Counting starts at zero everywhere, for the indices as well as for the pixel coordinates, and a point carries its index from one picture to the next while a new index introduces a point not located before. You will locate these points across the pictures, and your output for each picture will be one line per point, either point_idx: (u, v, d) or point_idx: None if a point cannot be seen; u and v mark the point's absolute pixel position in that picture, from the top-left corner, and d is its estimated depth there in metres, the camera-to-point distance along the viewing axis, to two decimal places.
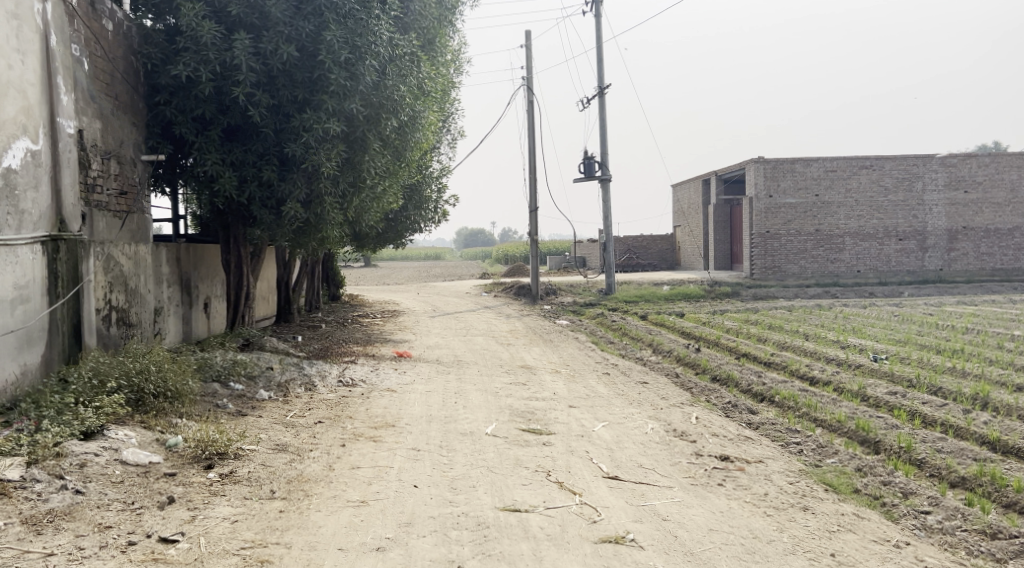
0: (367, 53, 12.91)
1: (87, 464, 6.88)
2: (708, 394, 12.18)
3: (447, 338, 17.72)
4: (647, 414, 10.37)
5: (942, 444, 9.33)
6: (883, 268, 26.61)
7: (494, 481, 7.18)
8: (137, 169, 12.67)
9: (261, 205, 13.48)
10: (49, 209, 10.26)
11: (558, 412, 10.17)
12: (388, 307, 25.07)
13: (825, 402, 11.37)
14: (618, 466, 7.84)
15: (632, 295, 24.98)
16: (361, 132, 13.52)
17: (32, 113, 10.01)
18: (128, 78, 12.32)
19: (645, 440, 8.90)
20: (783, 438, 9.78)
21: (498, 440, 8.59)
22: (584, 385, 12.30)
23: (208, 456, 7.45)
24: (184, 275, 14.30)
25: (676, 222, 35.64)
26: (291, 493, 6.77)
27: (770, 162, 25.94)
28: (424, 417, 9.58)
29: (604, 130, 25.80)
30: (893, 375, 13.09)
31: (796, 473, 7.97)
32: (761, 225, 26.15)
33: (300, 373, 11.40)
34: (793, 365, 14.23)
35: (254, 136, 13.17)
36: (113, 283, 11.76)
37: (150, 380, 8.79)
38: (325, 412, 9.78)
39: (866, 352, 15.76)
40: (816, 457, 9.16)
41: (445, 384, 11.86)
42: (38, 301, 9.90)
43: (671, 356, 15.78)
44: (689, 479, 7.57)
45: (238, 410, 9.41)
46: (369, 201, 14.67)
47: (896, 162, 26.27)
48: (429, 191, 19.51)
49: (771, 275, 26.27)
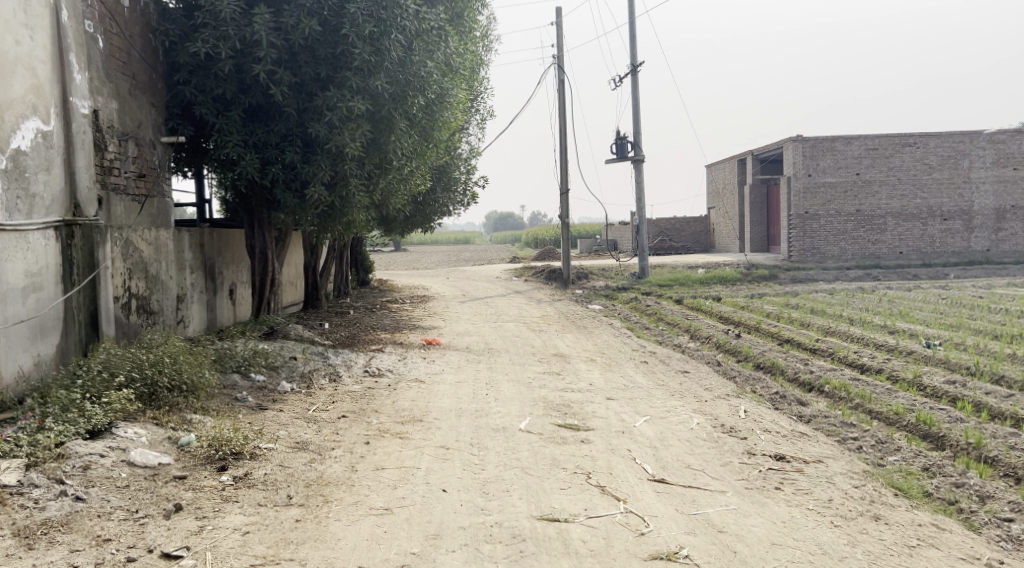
0: (393, 28, 12.30)
1: (90, 466, 6.39)
2: (753, 384, 11.51)
3: (477, 325, 17.15)
4: (692, 407, 9.71)
5: (1015, 440, 8.59)
6: (926, 250, 25.64)
7: (530, 485, 6.59)
8: (157, 151, 12.23)
9: (284, 187, 12.96)
10: (62, 192, 9.79)
11: (595, 405, 9.55)
12: (417, 292, 24.56)
13: (881, 393, 10.66)
14: (664, 467, 7.21)
15: (667, 279, 24.28)
16: (387, 111, 12.87)
17: (44, 92, 9.53)
18: (145, 57, 11.81)
19: (691, 437, 8.26)
20: (839, 433, 9.09)
21: (532, 437, 7.99)
22: (622, 375, 11.67)
23: (221, 456, 6.93)
24: (208, 261, 13.81)
25: (710, 203, 34.81)
26: (309, 500, 6.22)
27: (809, 140, 25.11)
28: (453, 411, 9.01)
29: (637, 108, 25.03)
30: (949, 363, 12.33)
31: (861, 475, 7.29)
32: (800, 206, 25.33)
33: (325, 363, 10.87)
34: (840, 353, 13.48)
35: (276, 116, 12.59)
36: (133, 269, 11.29)
37: (164, 372, 8.28)
38: (349, 405, 9.24)
39: (917, 338, 14.95)
40: (878, 455, 8.47)
41: (476, 374, 11.30)
42: (51, 290, 9.42)
43: (710, 342, 15.10)
44: (744, 483, 6.92)
45: (258, 403, 8.90)
46: (396, 183, 14.12)
47: (942, 139, 25.22)
48: (457, 172, 18.89)
49: (809, 256, 25.45)
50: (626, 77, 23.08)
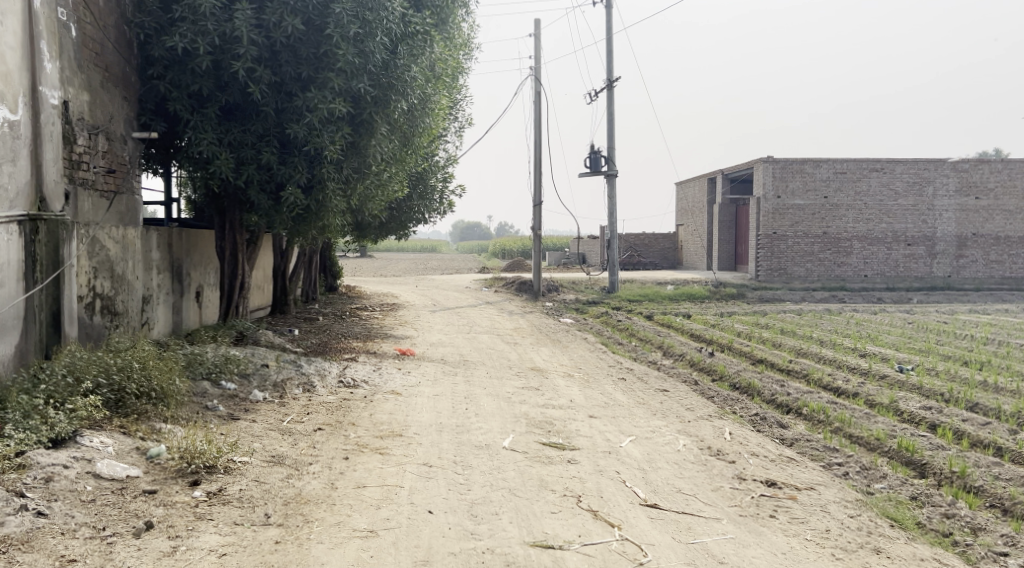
0: (377, 30, 12.00)
1: (53, 478, 6.02)
2: (733, 405, 11.33)
3: (450, 335, 16.84)
4: (676, 428, 9.49)
5: (999, 470, 8.46)
6: (891, 274, 25.81)
7: (520, 507, 6.32)
8: (127, 147, 11.83)
9: (259, 189, 12.58)
10: (28, 185, 9.36)
11: (578, 423, 9.30)
12: (386, 299, 24.21)
13: (860, 417, 10.51)
14: (655, 491, 6.98)
15: (638, 294, 24.15)
16: (368, 115, 12.58)
17: (12, 80, 9.10)
18: (120, 48, 11.41)
19: (679, 459, 8.03)
20: (823, 458, 8.90)
21: (517, 456, 7.72)
22: (601, 392, 11.43)
23: (194, 470, 6.59)
24: (175, 262, 13.37)
25: (679, 220, 34.83)
26: (289, 519, 5.90)
27: (780, 162, 25.15)
28: (433, 426, 8.72)
29: (613, 123, 24.93)
30: (924, 388, 12.23)
31: (855, 504, 7.06)
32: (769, 226, 25.38)
33: (297, 372, 10.51)
34: (815, 374, 13.36)
35: (254, 116, 12.22)
36: (98, 268, 10.86)
37: (132, 378, 7.91)
38: (324, 417, 8.90)
39: (889, 362, 14.91)
40: (864, 482, 8.24)
41: (453, 387, 10.99)
42: (12, 287, 8.98)
43: (685, 360, 14.93)
44: (738, 509, 6.70)
45: (229, 413, 8.54)
46: (374, 188, 13.83)
47: (911, 165, 25.42)
48: (434, 180, 18.58)
49: (777, 276, 25.49)
50: (603, 91, 22.99)
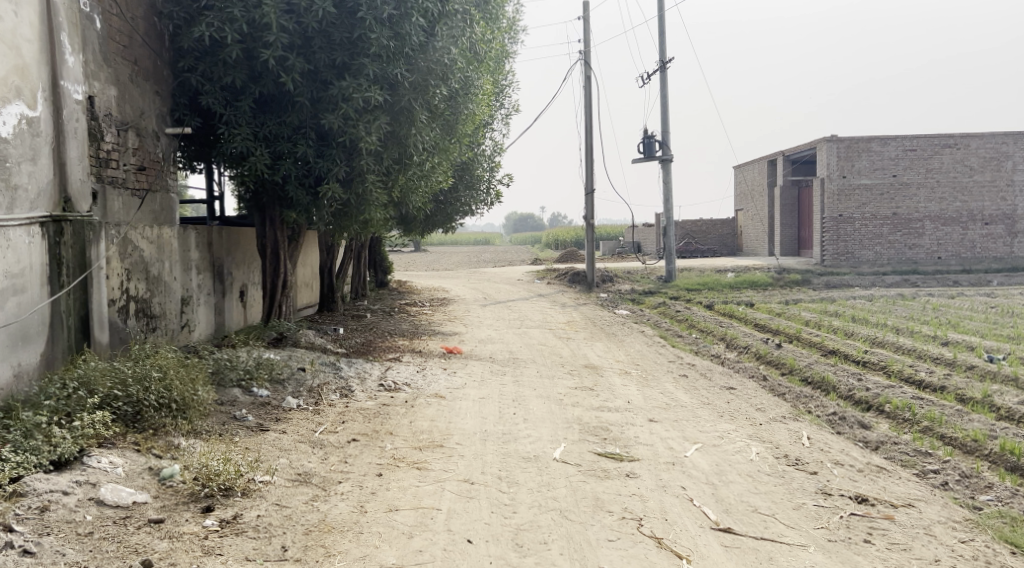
0: (414, 10, 11.19)
1: (49, 508, 5.49)
2: (807, 403, 10.32)
3: (500, 331, 16.05)
4: (747, 433, 8.57)
5: None
6: (967, 255, 24.32)
7: (571, 534, 5.64)
8: (160, 143, 11.30)
9: (296, 183, 11.84)
10: (51, 185, 8.81)
11: (638, 429, 8.44)
12: (436, 294, 23.53)
13: (952, 415, 9.43)
14: (727, 510, 6.15)
15: (696, 282, 23.09)
16: (407, 103, 11.76)
17: (30, 74, 8.53)
18: (148, 40, 10.82)
19: (754, 471, 7.15)
20: (916, 465, 7.90)
21: (570, 470, 6.92)
22: (662, 392, 10.53)
23: (208, 494, 5.93)
24: (216, 261, 12.78)
25: (738, 205, 33.56)
26: (308, 553, 5.35)
27: (845, 140, 23.88)
28: (476, 435, 7.96)
29: (667, 105, 23.90)
30: (1019, 381, 11.07)
31: (963, 524, 6.15)
32: (835, 208, 24.10)
33: (335, 376, 9.83)
34: (895, 366, 12.23)
35: (289, 107, 11.51)
36: (131, 270, 10.27)
37: (152, 390, 7.28)
38: (361, 426, 8.19)
39: (975, 350, 13.70)
40: (967, 494, 7.25)
41: (501, 389, 10.20)
42: (36, 292, 8.42)
43: (750, 353, 13.90)
44: (824, 532, 5.88)
45: (258, 423, 7.89)
46: (416, 179, 13.11)
47: (987, 139, 23.84)
48: (480, 169, 17.82)
49: (843, 261, 24.24)
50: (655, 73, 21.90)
